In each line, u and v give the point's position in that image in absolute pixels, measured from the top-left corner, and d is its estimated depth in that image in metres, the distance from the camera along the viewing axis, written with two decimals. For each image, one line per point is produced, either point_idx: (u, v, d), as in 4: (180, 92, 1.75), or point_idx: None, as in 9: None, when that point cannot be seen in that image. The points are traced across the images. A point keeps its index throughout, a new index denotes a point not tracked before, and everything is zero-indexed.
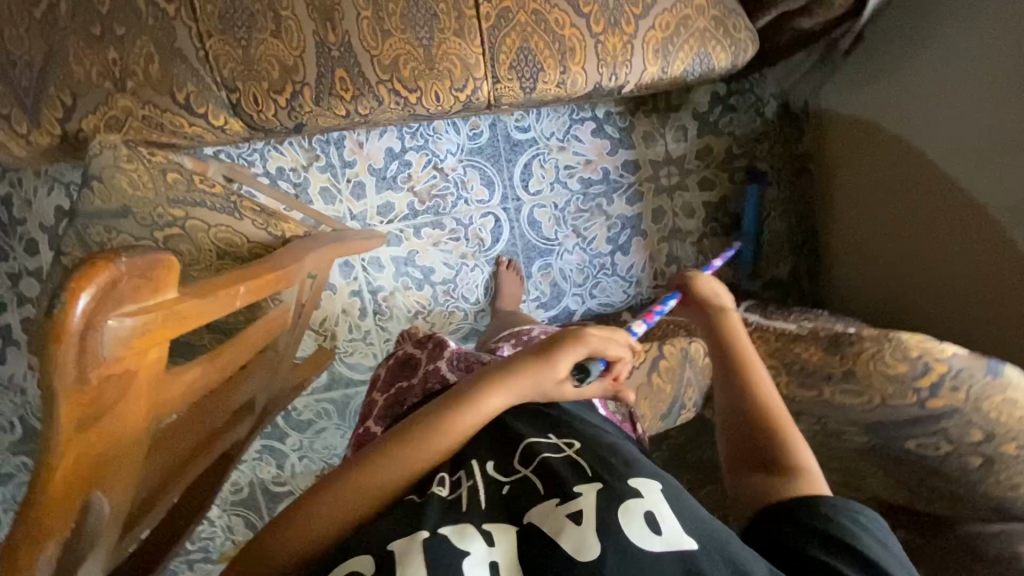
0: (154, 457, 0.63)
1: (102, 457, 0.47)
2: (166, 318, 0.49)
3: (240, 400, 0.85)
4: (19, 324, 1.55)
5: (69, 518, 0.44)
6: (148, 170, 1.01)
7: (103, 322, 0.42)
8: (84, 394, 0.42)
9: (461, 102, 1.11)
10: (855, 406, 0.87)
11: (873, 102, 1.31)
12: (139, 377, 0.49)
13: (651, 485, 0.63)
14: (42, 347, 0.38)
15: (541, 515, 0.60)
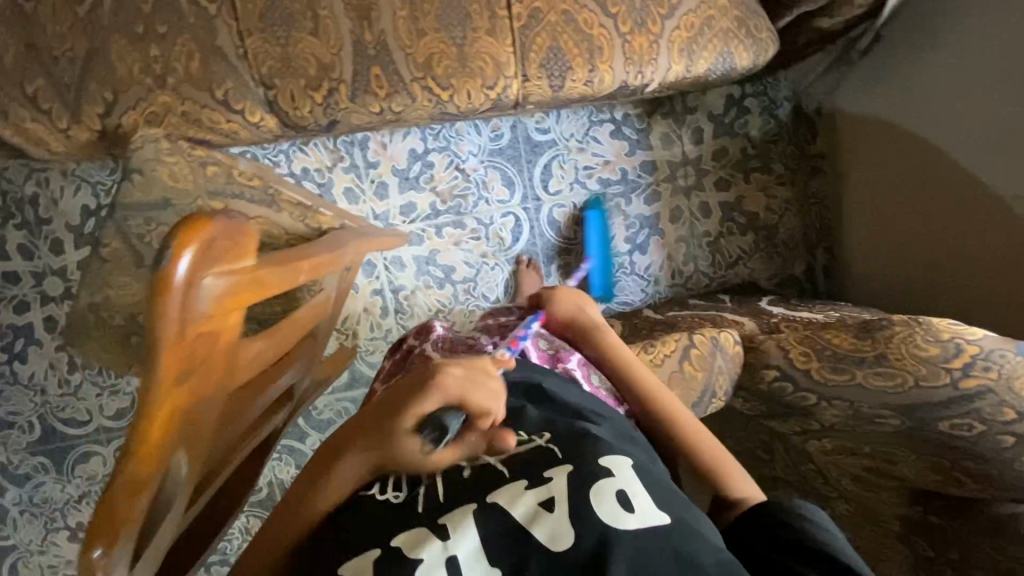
0: (220, 428, 0.65)
1: (188, 413, 0.49)
2: (247, 284, 0.51)
3: (283, 385, 0.86)
4: (42, 323, 1.56)
5: (158, 471, 0.46)
6: (189, 163, 1.03)
7: (201, 280, 0.44)
8: (182, 346, 0.44)
9: (492, 100, 1.14)
10: (888, 389, 0.88)
11: (887, 101, 1.36)
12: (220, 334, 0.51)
13: (620, 461, 0.68)
14: (150, 298, 0.41)
15: (511, 499, 0.65)
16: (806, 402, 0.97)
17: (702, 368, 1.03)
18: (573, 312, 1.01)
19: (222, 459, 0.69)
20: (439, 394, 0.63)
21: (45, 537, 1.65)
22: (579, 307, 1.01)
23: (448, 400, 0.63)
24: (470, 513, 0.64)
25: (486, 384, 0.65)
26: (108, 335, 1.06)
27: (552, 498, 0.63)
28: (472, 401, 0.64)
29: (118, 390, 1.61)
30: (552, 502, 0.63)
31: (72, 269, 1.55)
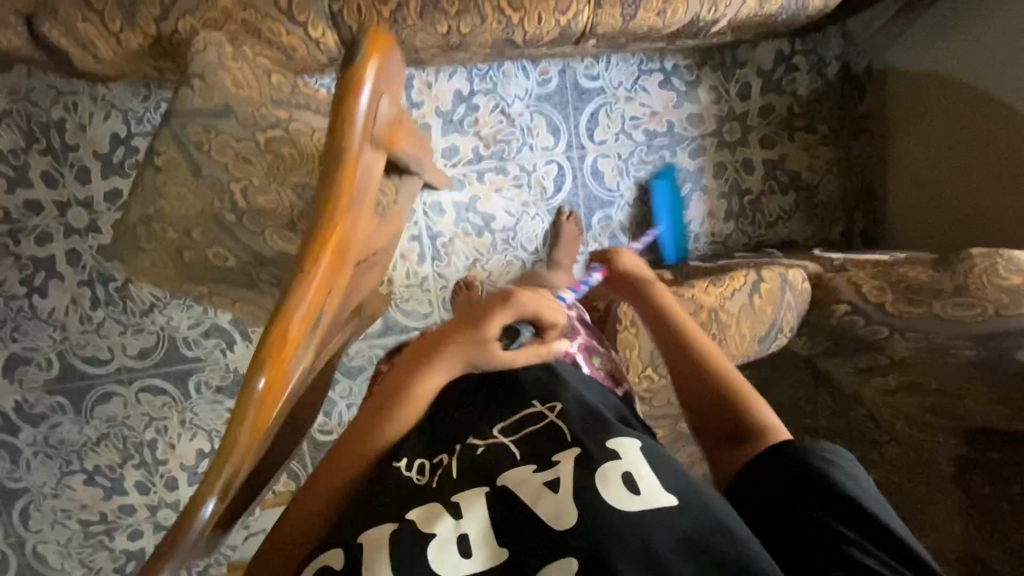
0: (343, 300, 0.75)
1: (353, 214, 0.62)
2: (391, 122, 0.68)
3: (351, 301, 0.80)
4: (64, 256, 1.49)
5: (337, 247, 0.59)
6: (253, 70, 0.99)
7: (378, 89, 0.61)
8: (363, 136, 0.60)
9: (563, 26, 1.12)
10: (967, 318, 0.90)
11: (944, 54, 1.38)
12: (365, 180, 0.63)
13: (628, 443, 0.65)
14: (347, 81, 0.57)
15: (517, 481, 0.62)
16: (879, 335, 0.99)
17: (771, 302, 1.05)
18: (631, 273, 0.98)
19: (321, 354, 0.74)
20: (517, 306, 0.73)
21: (60, 480, 1.58)
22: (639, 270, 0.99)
23: (523, 313, 0.73)
24: (481, 496, 0.62)
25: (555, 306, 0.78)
26: (161, 249, 1.02)
27: (557, 480, 0.61)
28: (548, 313, 0.76)
29: (142, 329, 1.55)
30: (557, 483, 0.61)
31: (98, 200, 1.49)
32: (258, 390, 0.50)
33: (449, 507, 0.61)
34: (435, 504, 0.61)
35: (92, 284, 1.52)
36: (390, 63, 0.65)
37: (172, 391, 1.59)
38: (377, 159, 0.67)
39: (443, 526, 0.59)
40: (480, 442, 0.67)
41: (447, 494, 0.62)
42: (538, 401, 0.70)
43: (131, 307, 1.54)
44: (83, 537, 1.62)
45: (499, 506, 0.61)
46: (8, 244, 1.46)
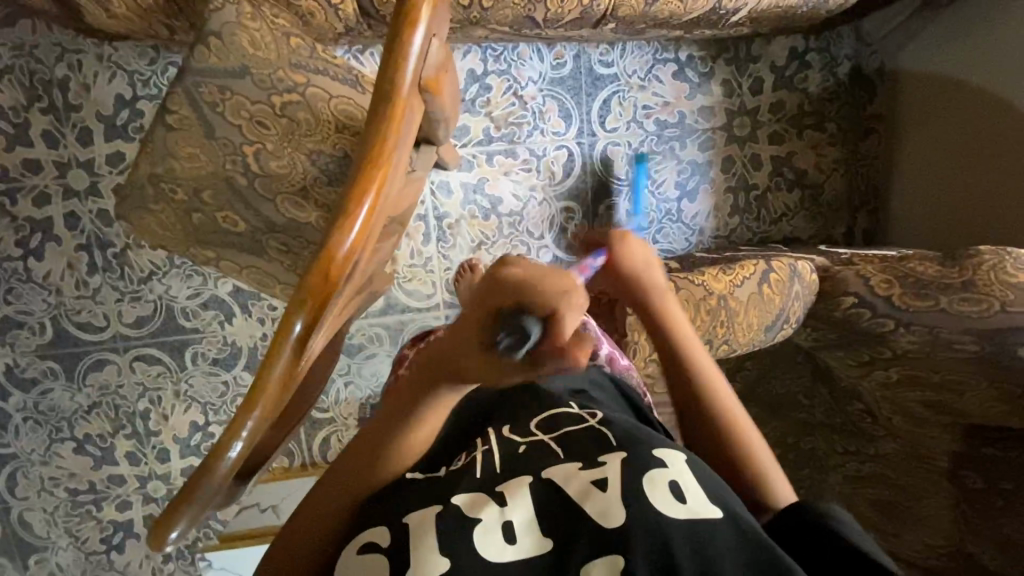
0: (367, 266, 0.73)
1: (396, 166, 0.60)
2: (436, 77, 0.66)
3: (369, 270, 0.80)
4: (62, 219, 1.46)
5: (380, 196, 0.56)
6: (272, 32, 0.97)
7: (430, 36, 0.59)
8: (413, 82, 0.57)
9: (584, 6, 1.11)
10: (974, 313, 0.91)
11: (956, 55, 1.39)
12: (409, 128, 0.61)
13: (674, 454, 0.62)
14: (399, 20, 0.55)
15: (563, 477, 0.59)
16: (884, 328, 1.00)
17: (780, 292, 1.06)
18: (637, 270, 0.85)
19: (342, 316, 0.72)
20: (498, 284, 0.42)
21: (49, 446, 1.56)
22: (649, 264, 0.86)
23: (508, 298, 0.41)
24: (525, 486, 0.59)
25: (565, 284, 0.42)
26: (168, 210, 1.00)
27: (606, 478, 0.58)
28: (541, 296, 0.41)
29: (140, 297, 1.53)
30: (606, 481, 0.58)
31: (100, 163, 1.46)
32: (296, 329, 0.47)
33: (495, 496, 0.58)
34: (478, 491, 0.58)
35: (90, 248, 1.49)
36: (442, 13, 0.64)
37: (167, 362, 1.57)
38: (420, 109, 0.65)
39: (488, 512, 0.56)
40: (524, 443, 0.65)
41: (491, 483, 0.59)
42: (576, 404, 0.71)
43: (130, 274, 1.51)
44: (69, 506, 1.60)
45: (545, 497, 0.58)
46: (5, 203, 1.42)
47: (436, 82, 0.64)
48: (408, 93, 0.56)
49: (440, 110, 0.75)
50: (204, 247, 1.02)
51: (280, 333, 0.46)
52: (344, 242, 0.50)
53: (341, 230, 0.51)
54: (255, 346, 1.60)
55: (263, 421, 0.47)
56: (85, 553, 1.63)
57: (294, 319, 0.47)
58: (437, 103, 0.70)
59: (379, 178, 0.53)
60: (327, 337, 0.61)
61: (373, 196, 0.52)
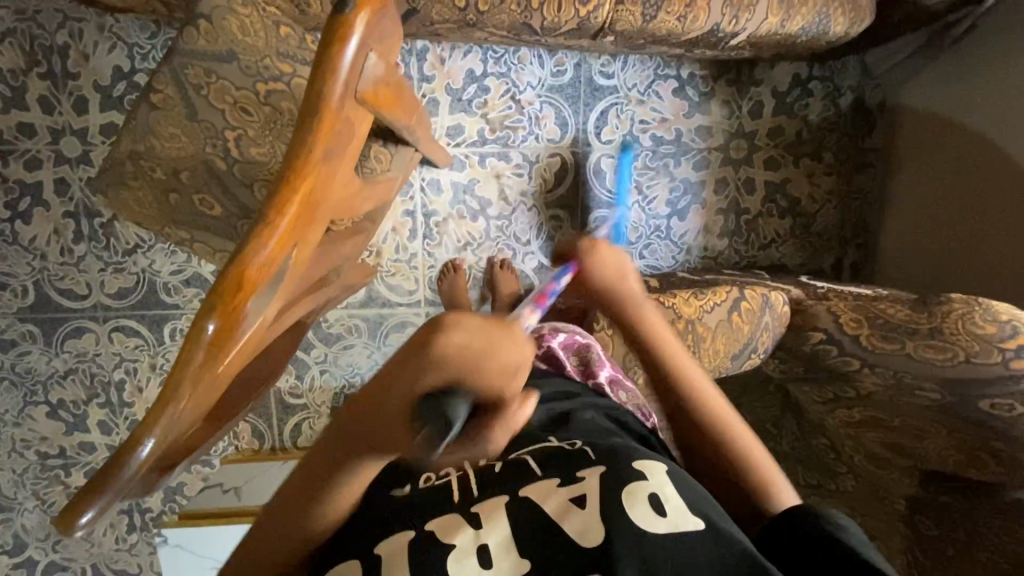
0: (312, 267, 0.74)
1: (331, 173, 0.61)
2: (380, 85, 0.67)
3: (322, 269, 0.81)
4: (52, 184, 1.47)
5: (310, 204, 0.58)
6: (262, 19, 0.98)
7: (368, 46, 0.59)
8: (346, 91, 0.58)
9: (581, 17, 1.11)
10: (936, 360, 0.91)
11: (954, 100, 1.40)
12: (346, 139, 0.62)
13: (653, 465, 0.66)
14: (330, 28, 0.55)
15: (541, 496, 0.63)
16: (849, 366, 1.00)
17: (748, 322, 1.06)
18: (611, 286, 0.84)
19: (287, 316, 0.74)
20: (435, 368, 0.45)
21: (23, 409, 1.57)
22: (622, 275, 0.84)
23: (453, 379, 0.45)
24: (501, 508, 0.62)
25: (508, 363, 0.47)
26: (145, 187, 1.00)
27: (584, 496, 0.62)
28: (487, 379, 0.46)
29: (123, 269, 1.54)
30: (585, 499, 0.62)
31: (93, 132, 1.46)
32: (208, 331, 0.49)
33: (468, 518, 0.62)
34: (451, 515, 0.62)
35: (77, 217, 1.49)
36: (387, 21, 0.64)
37: (145, 335, 1.58)
38: (362, 119, 0.66)
39: (462, 538, 0.59)
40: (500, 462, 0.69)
41: (467, 504, 0.63)
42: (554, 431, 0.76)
43: (115, 245, 1.52)
44: (39, 468, 1.61)
45: (520, 515, 0.62)
46: None
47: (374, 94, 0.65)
48: (338, 107, 0.57)
49: (392, 115, 0.76)
50: (179, 227, 1.02)
51: (190, 337, 0.48)
52: (261, 250, 0.52)
53: (258, 240, 0.52)
54: None
55: (176, 419, 0.49)
56: (50, 517, 1.64)
57: (205, 323, 0.49)
58: (382, 112, 0.70)
59: (301, 192, 0.55)
60: (259, 337, 0.63)
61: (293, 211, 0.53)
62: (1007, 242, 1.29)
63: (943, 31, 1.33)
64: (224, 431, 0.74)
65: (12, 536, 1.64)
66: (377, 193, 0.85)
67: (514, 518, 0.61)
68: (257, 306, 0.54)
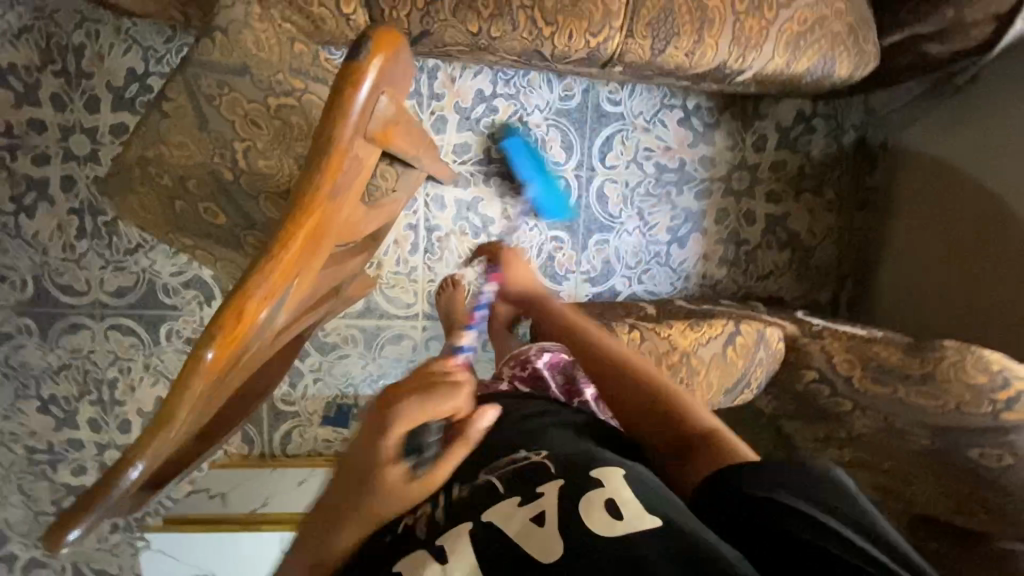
0: (313, 289, 0.75)
1: (337, 206, 0.61)
2: (391, 121, 0.68)
3: (323, 288, 0.81)
4: (58, 180, 1.48)
5: (316, 236, 0.58)
6: (278, 35, 1.00)
7: (381, 87, 0.61)
8: (358, 130, 0.59)
9: (591, 48, 1.13)
10: (930, 407, 0.96)
11: (953, 146, 1.43)
12: (353, 175, 0.63)
13: (610, 472, 0.66)
14: (345, 70, 0.57)
15: (504, 518, 0.64)
16: (840, 407, 1.06)
17: (744, 356, 1.09)
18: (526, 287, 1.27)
19: (283, 336, 0.74)
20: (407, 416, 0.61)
21: (13, 402, 1.57)
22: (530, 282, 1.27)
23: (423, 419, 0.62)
24: (464, 534, 0.63)
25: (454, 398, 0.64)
26: (151, 192, 1.01)
27: (544, 513, 0.62)
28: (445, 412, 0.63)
29: (123, 268, 1.54)
30: (544, 516, 0.62)
31: (103, 132, 1.47)
32: (205, 361, 0.49)
33: (434, 553, 0.62)
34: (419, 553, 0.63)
35: (81, 214, 1.50)
36: (402, 61, 0.65)
37: (142, 334, 1.58)
38: (370, 154, 0.67)
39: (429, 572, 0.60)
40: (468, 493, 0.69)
41: (433, 538, 0.64)
42: (525, 444, 0.75)
43: (116, 244, 1.53)
44: (25, 463, 1.60)
45: (484, 540, 0.62)
46: (5, 158, 1.44)
47: (384, 131, 0.66)
48: (349, 145, 0.58)
49: (399, 147, 0.76)
50: (182, 233, 1.03)
51: (187, 365, 0.48)
52: (262, 283, 0.52)
53: (261, 272, 0.53)
54: None
55: (166, 443, 0.49)
56: (34, 512, 1.63)
57: (203, 352, 0.49)
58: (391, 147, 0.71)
59: (307, 226, 0.55)
60: (255, 358, 0.63)
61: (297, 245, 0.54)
62: (1003, 281, 1.31)
63: (949, 77, 1.38)
64: (215, 446, 0.74)
65: None
66: (378, 213, 0.86)
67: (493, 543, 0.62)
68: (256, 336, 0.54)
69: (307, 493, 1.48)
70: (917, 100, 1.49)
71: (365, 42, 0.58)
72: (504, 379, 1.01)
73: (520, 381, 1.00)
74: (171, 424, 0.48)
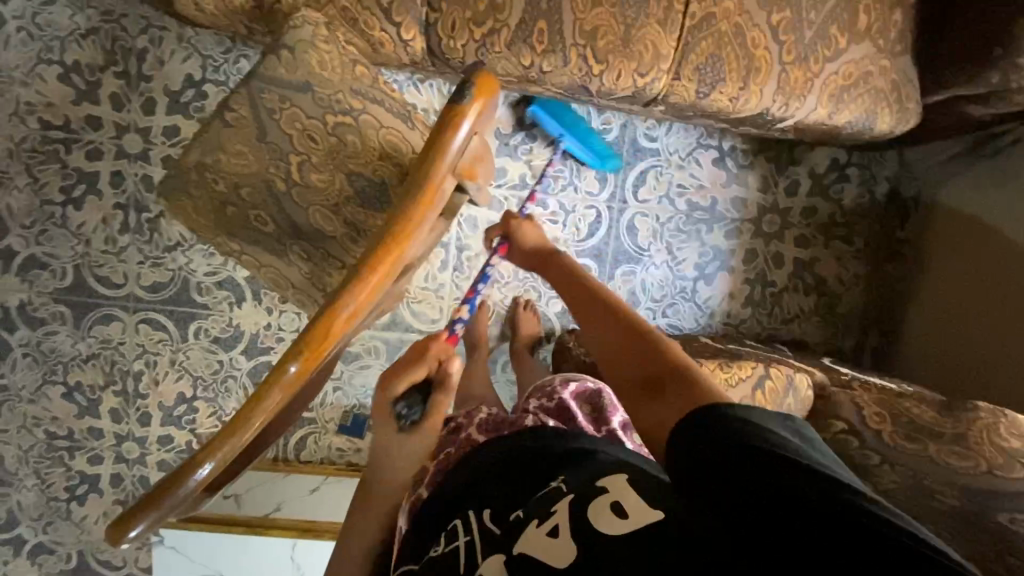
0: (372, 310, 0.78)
1: (418, 237, 0.65)
2: (476, 163, 0.71)
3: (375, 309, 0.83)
4: (108, 176, 1.53)
5: (397, 263, 0.62)
6: (341, 57, 1.04)
7: (475, 132, 0.65)
8: (449, 170, 0.63)
9: (639, 87, 1.16)
10: (962, 467, 0.99)
11: (986, 205, 1.44)
12: (440, 208, 0.68)
13: (617, 480, 0.69)
14: (448, 115, 0.61)
15: (525, 538, 0.68)
16: (870, 461, 1.06)
17: (772, 401, 1.11)
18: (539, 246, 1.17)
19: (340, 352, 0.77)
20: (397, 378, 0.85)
21: (40, 386, 1.60)
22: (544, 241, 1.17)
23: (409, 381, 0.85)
24: (493, 557, 0.69)
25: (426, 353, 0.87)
26: (205, 196, 1.05)
27: (557, 527, 0.66)
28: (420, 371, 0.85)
29: (161, 264, 1.58)
30: (558, 529, 0.65)
31: (156, 133, 1.53)
32: (288, 373, 0.53)
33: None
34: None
35: (126, 209, 1.55)
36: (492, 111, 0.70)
37: (171, 330, 1.61)
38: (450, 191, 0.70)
39: None
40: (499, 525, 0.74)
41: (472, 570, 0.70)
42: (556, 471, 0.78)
43: (157, 240, 1.57)
44: (45, 448, 1.62)
45: (510, 561, 0.67)
46: (60, 150, 1.50)
47: (473, 169, 0.70)
48: (441, 182, 0.63)
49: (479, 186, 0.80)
50: (230, 237, 1.06)
51: (273, 375, 0.52)
52: (349, 302, 0.57)
53: (348, 293, 0.57)
54: (258, 334, 1.64)
55: (236, 448, 0.52)
56: (47, 497, 1.64)
57: (287, 365, 0.53)
58: (477, 186, 0.75)
59: (392, 255, 0.59)
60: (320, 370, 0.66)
61: (382, 271, 0.58)
62: None
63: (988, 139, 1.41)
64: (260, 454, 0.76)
65: (6, 511, 1.65)
66: (433, 239, 0.89)
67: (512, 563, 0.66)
68: (333, 353, 0.57)
69: (318, 501, 1.48)
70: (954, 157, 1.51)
71: (468, 88, 0.63)
72: (530, 412, 1.00)
73: (545, 412, 1.00)
74: (244, 429, 0.51)
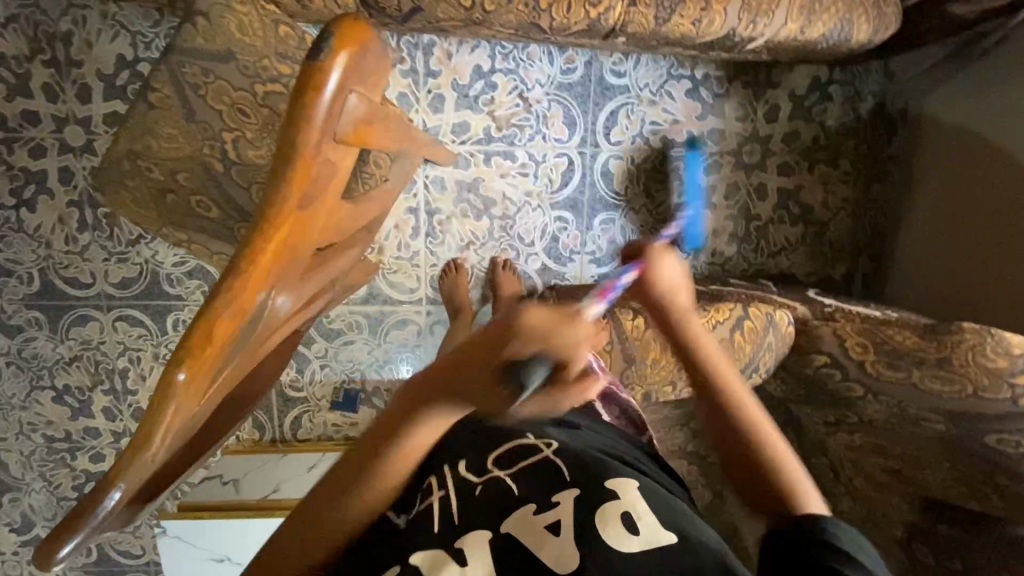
0: (306, 284, 0.77)
1: (305, 215, 0.60)
2: (366, 122, 0.66)
3: (317, 285, 0.83)
4: (56, 173, 1.46)
5: (280, 247, 0.57)
6: (261, 17, 0.96)
7: (348, 91, 0.58)
8: (323, 138, 0.57)
9: (591, 19, 1.07)
10: (945, 392, 1.00)
11: (977, 115, 1.34)
12: (324, 181, 0.62)
13: (627, 484, 0.70)
14: (303, 78, 0.54)
15: (520, 526, 0.66)
16: (852, 392, 1.13)
17: (751, 341, 1.12)
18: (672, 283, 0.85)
19: (277, 338, 0.76)
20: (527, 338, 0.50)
21: (29, 393, 1.60)
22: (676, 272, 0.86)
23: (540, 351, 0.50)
24: (483, 540, 0.66)
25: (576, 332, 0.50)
26: (142, 186, 0.99)
27: (560, 522, 0.66)
28: (557, 349, 0.50)
29: (127, 259, 1.54)
30: (560, 526, 0.65)
31: (97, 122, 1.45)
32: (174, 384, 0.50)
33: (455, 554, 0.64)
34: (438, 552, 0.65)
35: (81, 206, 1.49)
36: (372, 60, 0.62)
37: (149, 324, 1.59)
38: (343, 159, 0.65)
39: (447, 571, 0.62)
40: (481, 486, 0.73)
41: (450, 540, 0.66)
42: (535, 437, 0.78)
43: (118, 235, 1.52)
44: (46, 451, 1.64)
45: (501, 551, 0.64)
46: (2, 151, 1.43)
47: (359, 132, 0.65)
48: (316, 155, 0.57)
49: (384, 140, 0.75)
50: (177, 228, 1.01)
51: (158, 389, 0.49)
52: (227, 301, 0.53)
53: (225, 289, 0.53)
54: None
55: (145, 467, 0.51)
56: (57, 498, 1.68)
57: (173, 374, 0.50)
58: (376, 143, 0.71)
59: (273, 241, 0.56)
60: (242, 366, 0.65)
61: (262, 260, 0.55)
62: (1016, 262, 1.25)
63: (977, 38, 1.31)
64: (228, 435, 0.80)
65: (21, 514, 1.69)
66: (368, 203, 0.86)
67: (497, 550, 0.65)
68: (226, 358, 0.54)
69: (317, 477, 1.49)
70: (938, 64, 1.42)
71: (327, 39, 0.54)
72: None
73: None
74: (146, 450, 0.49)
